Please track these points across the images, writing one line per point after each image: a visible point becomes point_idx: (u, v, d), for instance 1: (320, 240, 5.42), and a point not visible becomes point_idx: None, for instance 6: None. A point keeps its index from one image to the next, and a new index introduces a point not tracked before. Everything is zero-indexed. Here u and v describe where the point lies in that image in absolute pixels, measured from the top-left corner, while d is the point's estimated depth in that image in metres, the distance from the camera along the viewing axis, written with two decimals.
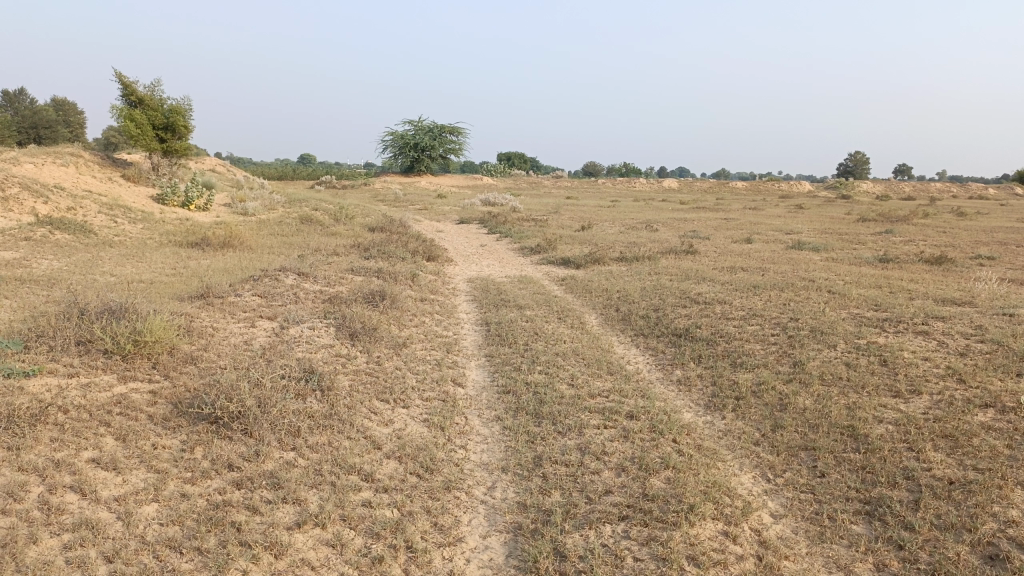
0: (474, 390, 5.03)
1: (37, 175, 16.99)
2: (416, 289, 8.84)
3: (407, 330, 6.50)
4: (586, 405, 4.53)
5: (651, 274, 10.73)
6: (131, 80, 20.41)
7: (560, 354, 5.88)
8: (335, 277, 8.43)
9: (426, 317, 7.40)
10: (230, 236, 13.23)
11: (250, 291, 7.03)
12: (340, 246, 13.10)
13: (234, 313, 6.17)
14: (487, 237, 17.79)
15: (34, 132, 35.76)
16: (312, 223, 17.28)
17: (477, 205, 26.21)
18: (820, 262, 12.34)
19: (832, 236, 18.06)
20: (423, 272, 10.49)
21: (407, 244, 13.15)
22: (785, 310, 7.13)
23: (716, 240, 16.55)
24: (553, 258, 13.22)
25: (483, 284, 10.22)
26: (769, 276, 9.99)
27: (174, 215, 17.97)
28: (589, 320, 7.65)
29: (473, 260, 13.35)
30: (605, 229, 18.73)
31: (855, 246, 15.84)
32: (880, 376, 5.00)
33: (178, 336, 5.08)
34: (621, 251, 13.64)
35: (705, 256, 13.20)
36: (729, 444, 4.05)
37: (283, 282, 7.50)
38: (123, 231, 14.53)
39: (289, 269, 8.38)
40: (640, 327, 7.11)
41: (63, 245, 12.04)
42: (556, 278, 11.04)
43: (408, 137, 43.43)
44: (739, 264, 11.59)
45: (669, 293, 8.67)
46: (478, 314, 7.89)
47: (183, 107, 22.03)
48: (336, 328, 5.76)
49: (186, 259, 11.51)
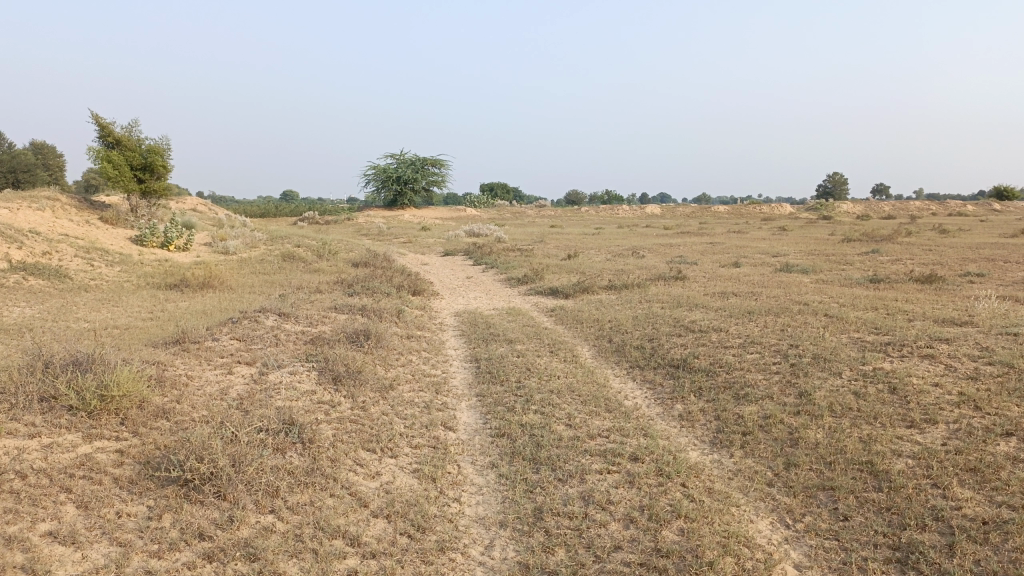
0: (466, 434, 4.75)
1: (12, 220, 16.64)
2: (402, 325, 8.56)
3: (393, 371, 6.21)
4: (586, 447, 4.25)
5: (641, 301, 10.51)
6: (107, 122, 20.15)
7: (554, 391, 5.61)
8: (317, 316, 8.14)
9: (412, 356, 7.11)
10: (210, 277, 12.91)
11: (227, 335, 6.73)
12: (323, 283, 12.81)
13: (210, 360, 5.86)
14: (473, 269, 17.57)
15: (11, 177, 35.35)
16: (294, 261, 16.97)
17: (462, 237, 26.04)
18: (811, 284, 12.19)
19: (818, 257, 18.00)
20: (409, 308, 10.22)
21: (392, 278, 12.89)
22: (783, 336, 6.91)
23: (704, 264, 16.41)
24: (540, 288, 13.00)
25: (470, 318, 9.96)
26: (762, 300, 9.80)
27: (153, 257, 17.63)
28: (582, 353, 7.39)
29: (459, 293, 13.08)
30: (591, 257, 18.57)
31: (844, 266, 15.73)
32: (891, 405, 4.76)
33: (149, 388, 4.77)
34: (609, 279, 13.44)
35: (694, 281, 13.02)
36: (741, 487, 3.79)
37: (262, 324, 7.21)
38: (100, 275, 14.18)
39: (269, 309, 8.09)
40: (635, 359, 6.85)
41: (37, 291, 11.69)
42: (546, 309, 10.79)
43: (391, 171, 43.38)
44: (730, 289, 11.40)
45: (662, 321, 8.44)
46: (467, 351, 7.62)
47: (162, 147, 21.79)
48: (317, 371, 5.47)
49: (164, 302, 11.19)
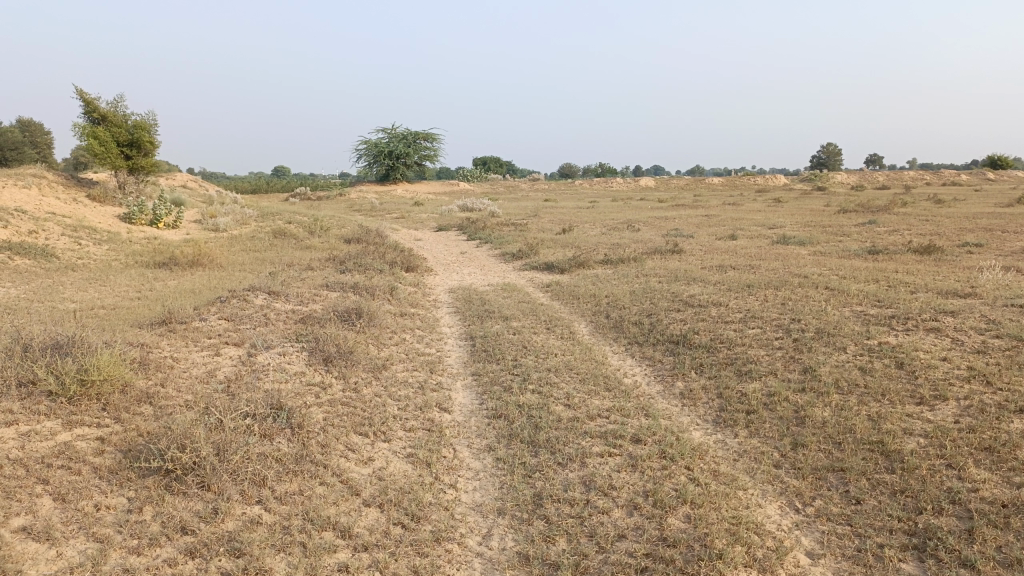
0: (461, 416, 4.60)
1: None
2: (395, 303, 8.39)
3: (385, 351, 6.05)
4: (586, 428, 4.11)
5: (638, 276, 10.36)
6: (92, 97, 19.75)
7: (552, 370, 5.46)
8: (308, 294, 7.96)
9: (406, 334, 6.95)
10: (199, 255, 12.68)
11: (214, 315, 6.54)
12: (314, 260, 12.60)
13: (197, 342, 5.68)
14: (467, 244, 17.38)
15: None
16: (286, 237, 16.74)
17: (455, 212, 25.80)
18: (809, 256, 12.04)
19: (815, 229, 17.85)
20: (402, 284, 10.04)
21: (384, 254, 12.69)
22: (784, 309, 6.76)
23: (700, 237, 16.26)
24: (535, 263, 12.84)
25: (465, 294, 9.79)
26: (760, 273, 9.66)
27: (143, 235, 17.36)
28: (579, 329, 7.24)
29: (453, 269, 12.90)
30: (586, 231, 18.39)
31: (841, 238, 15.59)
32: (899, 381, 4.63)
33: (131, 372, 4.59)
34: (605, 253, 13.26)
35: (691, 255, 12.87)
36: (747, 468, 3.65)
37: (251, 303, 7.02)
38: (88, 253, 13.94)
39: (259, 287, 7.90)
40: (634, 335, 6.70)
41: (22, 271, 11.46)
42: (541, 284, 10.63)
43: (383, 146, 42.95)
44: (727, 262, 11.25)
45: (659, 296, 8.29)
46: (462, 328, 7.46)
47: (149, 123, 21.40)
48: (308, 352, 5.30)
49: (153, 281, 10.98)
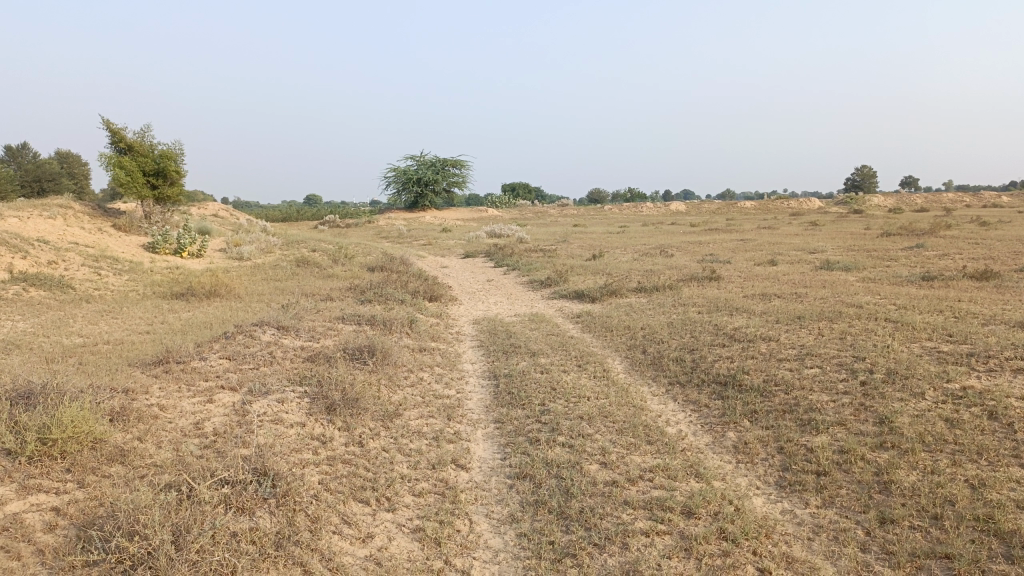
0: (480, 475, 3.99)
1: (21, 229, 16.19)
2: (414, 337, 7.83)
3: (400, 394, 5.46)
4: (627, 496, 3.46)
5: (675, 305, 9.69)
6: (119, 127, 19.67)
7: (584, 418, 4.82)
8: (321, 328, 7.42)
9: (424, 373, 6.35)
10: (217, 285, 12.26)
11: (215, 354, 6.00)
12: (335, 290, 12.12)
13: (191, 386, 5.13)
14: (494, 271, 16.85)
15: (35, 185, 35.28)
16: (309, 266, 16.34)
17: (483, 238, 25.34)
18: (858, 283, 11.29)
19: (858, 253, 17.05)
20: (423, 316, 9.49)
21: (407, 283, 12.17)
22: (844, 346, 6.07)
23: (738, 263, 15.55)
24: (565, 291, 12.23)
25: (490, 326, 9.19)
26: (809, 302, 8.94)
27: (166, 265, 17.08)
28: (614, 367, 6.60)
29: (478, 298, 12.32)
30: (618, 258, 17.74)
31: (888, 263, 14.76)
32: (996, 437, 3.94)
33: (106, 425, 4.03)
34: (638, 281, 12.59)
35: (729, 282, 12.18)
36: (828, 554, 2.98)
37: (257, 339, 6.49)
38: (106, 284, 13.62)
39: (269, 321, 7.37)
40: (675, 375, 6.04)
41: (35, 303, 11.12)
42: (571, 315, 10.03)
43: (411, 172, 42.81)
44: (770, 290, 10.54)
45: (701, 329, 7.62)
46: (486, 365, 6.85)
47: (175, 152, 21.30)
48: (310, 398, 4.73)
49: (166, 313, 10.56)
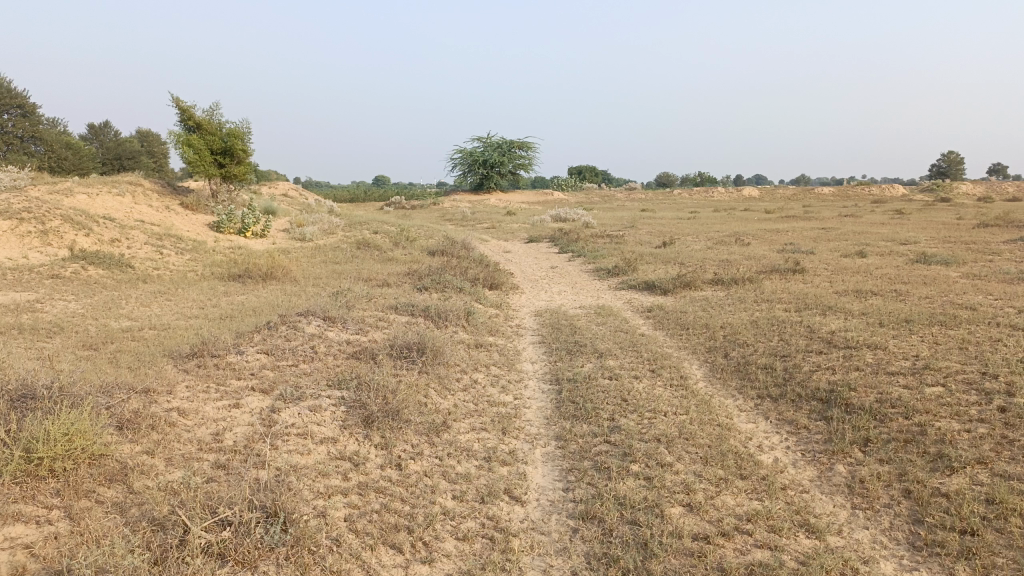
0: (538, 510, 3.34)
1: (89, 206, 16.27)
2: (471, 331, 7.23)
3: (449, 401, 4.85)
4: (720, 561, 2.77)
5: (757, 301, 8.84)
6: (187, 105, 19.60)
7: (662, 441, 4.11)
8: (370, 319, 6.86)
9: (478, 374, 5.72)
10: (274, 266, 11.89)
11: (252, 348, 5.49)
12: (392, 275, 11.62)
13: (220, 387, 4.61)
14: (558, 257, 16.17)
15: (114, 164, 36.18)
16: (369, 249, 15.92)
17: (548, 222, 24.64)
18: (961, 280, 10.18)
19: (955, 245, 15.73)
20: (482, 307, 8.89)
21: (468, 269, 11.59)
22: (968, 360, 5.18)
23: (822, 254, 14.45)
24: (634, 281, 11.46)
25: (553, 320, 8.50)
26: (911, 302, 7.97)
27: (228, 244, 16.93)
28: (693, 374, 5.84)
29: (541, 287, 11.63)
30: (690, 245, 16.80)
31: (990, 257, 13.47)
32: None
33: (110, 438, 3.52)
34: (715, 272, 11.67)
35: (814, 275, 11.21)
36: None
37: (301, 331, 5.97)
38: (166, 263, 13.46)
39: (316, 309, 6.87)
40: (764, 387, 5.25)
41: (92, 282, 10.96)
42: (641, 308, 9.28)
43: (477, 154, 42.34)
44: (864, 287, 9.55)
45: (790, 330, 6.78)
46: (547, 366, 6.18)
47: (242, 130, 21.18)
48: (346, 407, 4.15)
49: (220, 296, 10.23)
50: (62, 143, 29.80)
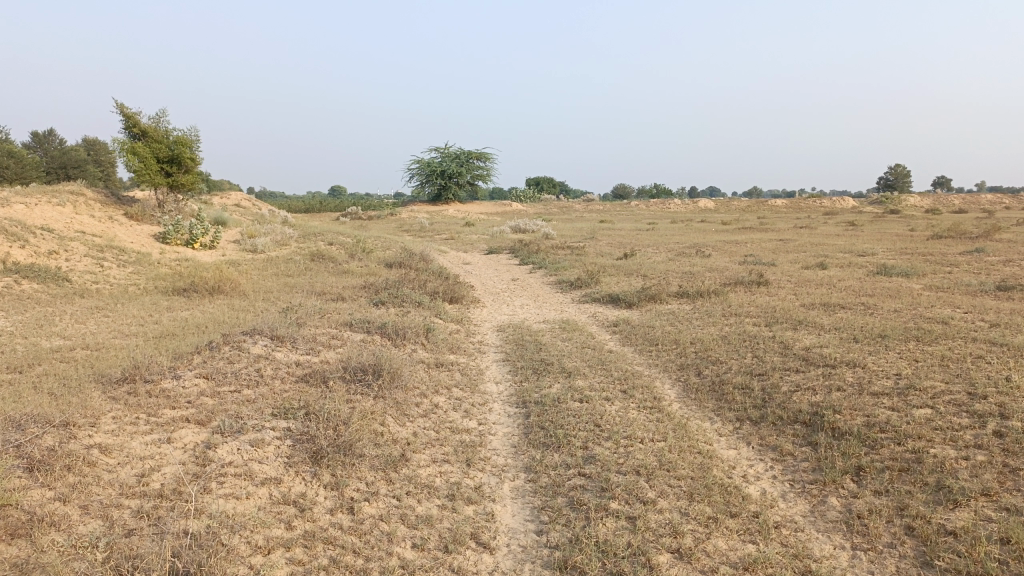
0: (510, 559, 2.97)
1: (25, 216, 15.44)
2: (430, 349, 6.83)
3: (408, 429, 4.45)
4: None
5: (724, 315, 8.62)
6: (132, 111, 18.82)
7: (642, 473, 3.78)
8: (322, 337, 6.41)
9: (440, 398, 5.33)
10: (222, 280, 11.31)
11: (189, 372, 5.01)
12: (347, 289, 11.16)
13: (151, 418, 4.14)
14: (519, 269, 15.85)
15: (59, 172, 34.90)
16: (323, 260, 15.39)
17: (508, 233, 24.31)
18: (925, 293, 10.12)
19: (912, 257, 15.84)
20: (442, 322, 8.50)
21: (426, 282, 11.17)
22: (953, 380, 4.97)
23: (784, 265, 14.39)
24: (598, 294, 11.19)
25: (517, 335, 8.15)
26: (881, 316, 7.82)
27: (175, 257, 16.22)
28: (666, 395, 5.53)
29: (503, 300, 11.27)
30: (651, 257, 16.64)
31: (948, 269, 13.55)
32: None
33: (12, 484, 3.04)
34: (679, 285, 11.44)
35: (778, 288, 11.07)
36: None
37: (245, 351, 5.51)
38: (107, 276, 12.76)
39: (263, 327, 6.40)
40: (743, 409, 4.97)
41: (25, 298, 10.26)
42: (607, 322, 8.98)
43: (435, 165, 41.92)
44: (832, 301, 9.41)
45: (764, 346, 6.54)
46: (513, 387, 5.81)
47: (191, 138, 20.42)
48: (292, 441, 3.72)
49: (162, 312, 9.64)
50: (3, 151, 28.57)
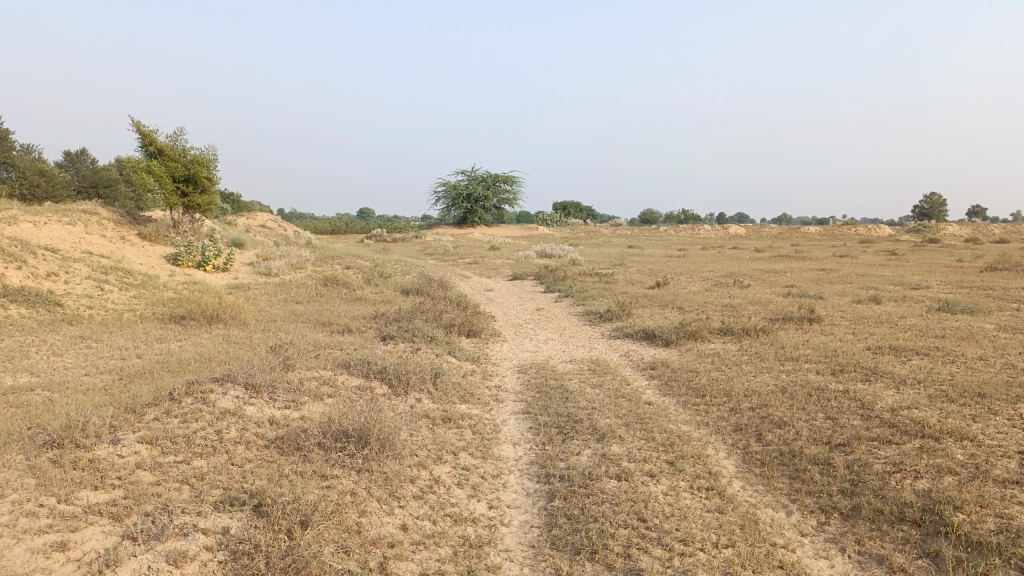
0: None
1: (31, 235, 14.78)
2: (437, 398, 5.83)
3: (397, 522, 3.45)
4: None
5: (777, 359, 7.53)
6: (149, 129, 18.22)
7: None
8: (310, 384, 5.43)
9: (443, 468, 4.32)
10: (221, 307, 10.42)
11: (131, 435, 4.05)
12: (357, 319, 10.23)
13: (60, 505, 3.19)
14: (545, 297, 14.90)
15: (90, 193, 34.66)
16: (337, 286, 14.50)
17: (533, 258, 23.40)
18: (1001, 335, 8.96)
19: (970, 291, 14.63)
20: (455, 362, 7.50)
21: (443, 313, 10.20)
22: None
23: (832, 298, 13.24)
24: (630, 328, 10.15)
25: (540, 379, 7.13)
26: (967, 366, 6.68)
27: (184, 279, 15.44)
28: (724, 468, 4.45)
29: (525, 334, 10.26)
30: (685, 287, 15.59)
31: (1014, 306, 12.36)
32: None
33: None
34: (721, 319, 10.37)
35: (831, 325, 9.97)
36: None
37: (207, 404, 4.55)
38: (105, 301, 11.96)
39: (241, 368, 5.42)
40: (827, 496, 3.89)
41: (9, 325, 9.45)
42: (643, 364, 7.93)
43: (461, 188, 41.27)
44: (899, 343, 8.29)
45: (837, 403, 5.43)
46: (533, 453, 4.78)
47: (208, 157, 19.78)
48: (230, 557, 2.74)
49: (152, 344, 8.74)
50: (33, 169, 28.33)
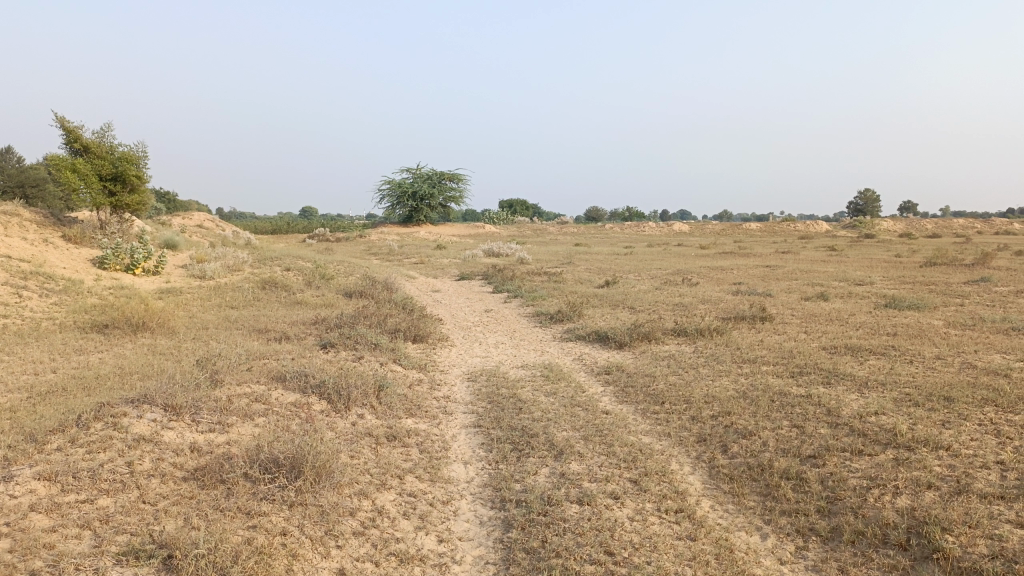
0: None
1: None
2: (381, 413, 5.40)
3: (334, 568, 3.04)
4: None
5: (734, 361, 7.30)
6: (73, 125, 17.24)
7: None
8: (240, 402, 4.94)
9: (387, 496, 3.91)
10: (148, 314, 9.74)
11: (25, 471, 3.52)
12: (296, 325, 9.69)
13: None
14: (493, 297, 14.53)
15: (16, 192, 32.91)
16: (275, 289, 13.86)
17: (480, 257, 23.00)
18: (950, 332, 8.92)
19: (913, 287, 14.79)
20: (400, 371, 7.07)
21: (388, 317, 9.74)
22: None
23: (782, 296, 13.18)
24: (582, 330, 9.86)
25: (491, 388, 6.75)
26: (926, 367, 6.55)
27: (111, 284, 14.58)
28: (692, 485, 4.15)
29: (474, 338, 9.88)
30: (635, 285, 15.41)
31: (958, 301, 12.49)
32: None
33: None
34: (675, 320, 10.15)
35: (785, 323, 9.84)
36: None
37: (119, 431, 4.04)
38: (23, 309, 11.12)
39: (160, 386, 4.89)
40: (804, 516, 3.62)
41: None
42: (597, 368, 7.62)
43: (405, 186, 40.57)
44: (854, 342, 8.16)
45: (802, 410, 5.20)
46: (485, 473, 4.40)
47: (138, 154, 18.81)
48: None
49: (70, 356, 8.06)
50: None
